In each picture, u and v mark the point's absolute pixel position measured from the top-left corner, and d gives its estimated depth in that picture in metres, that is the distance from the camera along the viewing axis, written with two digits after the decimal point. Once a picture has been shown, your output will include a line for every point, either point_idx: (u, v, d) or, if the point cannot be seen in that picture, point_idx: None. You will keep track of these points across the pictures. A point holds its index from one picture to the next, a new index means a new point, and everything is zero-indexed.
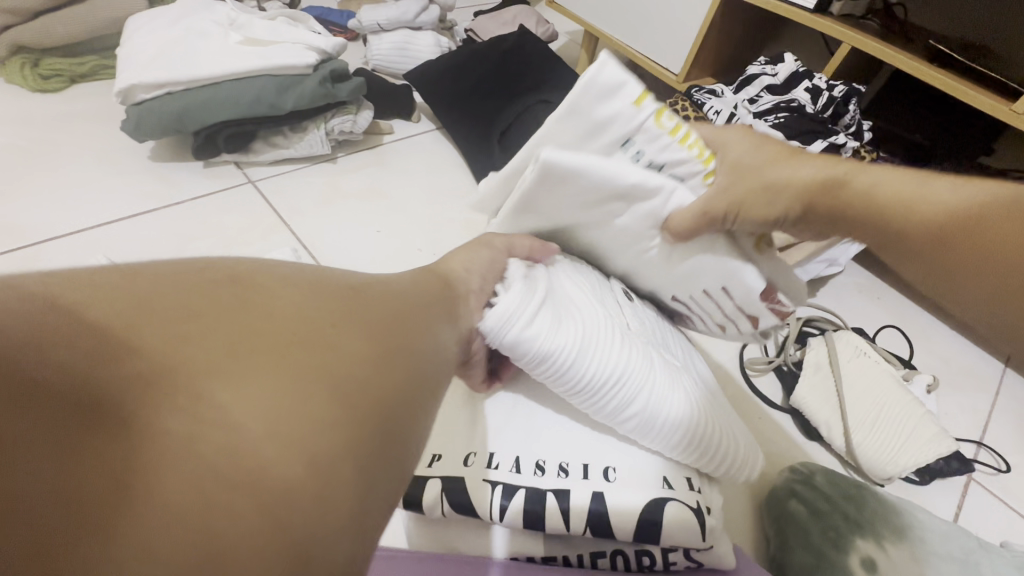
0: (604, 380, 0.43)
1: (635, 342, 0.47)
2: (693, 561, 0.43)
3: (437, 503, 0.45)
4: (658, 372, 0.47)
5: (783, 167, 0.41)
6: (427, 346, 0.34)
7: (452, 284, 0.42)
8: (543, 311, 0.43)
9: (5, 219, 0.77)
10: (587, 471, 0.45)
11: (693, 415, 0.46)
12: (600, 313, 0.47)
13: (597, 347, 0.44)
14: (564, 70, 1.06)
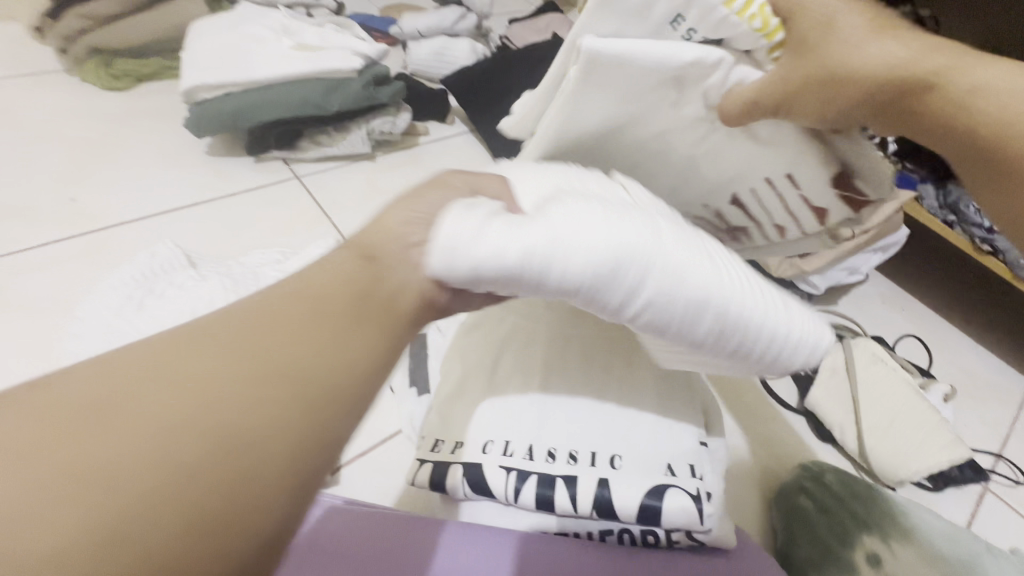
0: (606, 280, 0.31)
1: (649, 218, 0.34)
2: (694, 541, 0.44)
3: (456, 488, 0.47)
4: (674, 249, 0.33)
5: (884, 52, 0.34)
6: (297, 417, 0.26)
7: (379, 280, 0.31)
8: (499, 225, 0.31)
9: (81, 205, 0.85)
10: (595, 459, 0.45)
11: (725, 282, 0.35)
12: (588, 198, 0.33)
13: (597, 238, 0.31)
14: None
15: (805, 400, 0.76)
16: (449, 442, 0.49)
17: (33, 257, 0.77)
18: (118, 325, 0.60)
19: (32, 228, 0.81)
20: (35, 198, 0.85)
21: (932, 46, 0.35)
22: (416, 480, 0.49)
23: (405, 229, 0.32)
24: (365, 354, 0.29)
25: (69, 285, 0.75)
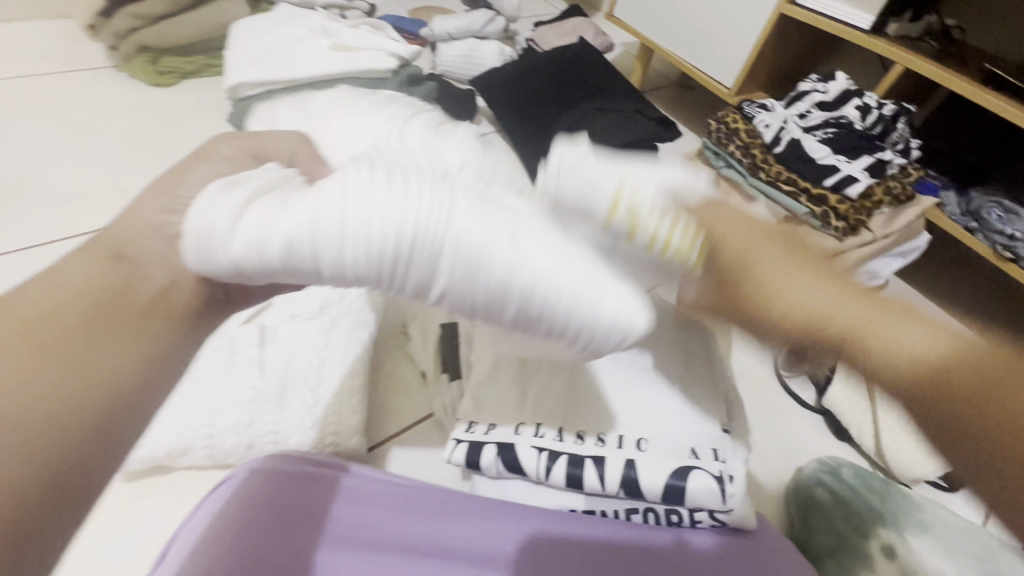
0: (379, 259, 0.31)
1: (442, 194, 0.33)
2: (717, 520, 0.47)
3: (490, 464, 0.49)
4: (467, 229, 0.32)
5: (768, 283, 0.31)
6: (58, 430, 0.27)
7: (131, 286, 0.31)
8: (269, 209, 0.31)
9: (132, 194, 0.90)
10: (621, 441, 0.48)
11: (527, 269, 0.32)
12: (370, 175, 0.32)
13: (357, 220, 0.31)
14: (618, 82, 1.12)
15: (823, 399, 0.78)
16: (480, 423, 0.52)
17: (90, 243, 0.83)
18: None
19: (87, 215, 0.86)
20: (88, 187, 0.90)
21: (841, 291, 0.30)
22: (450, 458, 0.50)
23: (149, 228, 0.32)
24: (134, 366, 0.30)
25: None
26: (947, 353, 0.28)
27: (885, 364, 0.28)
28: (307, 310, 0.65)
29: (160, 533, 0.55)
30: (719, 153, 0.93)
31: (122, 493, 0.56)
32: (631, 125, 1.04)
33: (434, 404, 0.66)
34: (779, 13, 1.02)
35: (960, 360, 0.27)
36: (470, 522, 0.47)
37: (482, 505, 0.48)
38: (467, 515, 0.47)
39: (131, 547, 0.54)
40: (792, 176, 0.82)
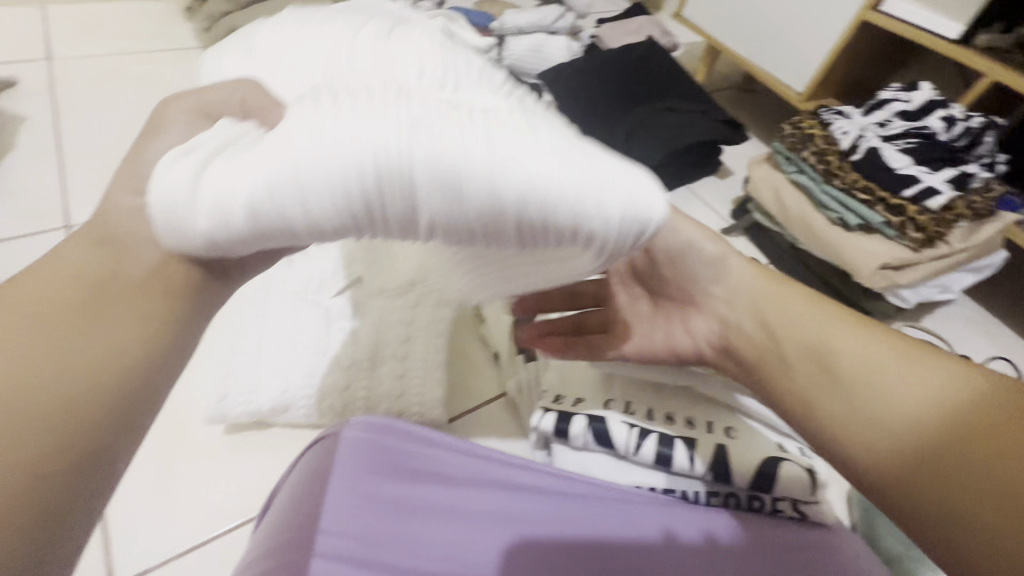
0: (335, 199, 0.29)
1: (383, 109, 0.29)
2: (798, 512, 0.48)
3: (578, 435, 0.53)
4: (431, 141, 0.28)
5: (820, 386, 0.44)
6: (84, 399, 0.29)
7: (123, 266, 0.32)
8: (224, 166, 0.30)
9: None
10: (711, 427, 0.51)
11: (501, 170, 0.29)
12: (316, 105, 0.30)
13: (307, 161, 0.28)
14: (688, 82, 1.12)
15: None
16: (568, 397, 0.56)
17: None
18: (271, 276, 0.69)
19: None
20: None
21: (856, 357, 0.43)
22: (538, 426, 0.55)
23: (128, 210, 0.32)
24: (137, 344, 0.31)
25: None
26: (967, 422, 0.37)
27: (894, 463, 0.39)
28: (395, 287, 0.69)
29: (261, 482, 0.60)
30: (791, 157, 0.92)
31: (226, 443, 0.61)
32: (699, 126, 1.04)
33: (509, 385, 0.69)
34: (860, 20, 1.01)
35: (956, 418, 0.37)
36: (528, 494, 0.49)
37: (547, 477, 0.50)
38: (544, 493, 0.49)
39: (236, 492, 0.59)
40: (868, 184, 0.82)
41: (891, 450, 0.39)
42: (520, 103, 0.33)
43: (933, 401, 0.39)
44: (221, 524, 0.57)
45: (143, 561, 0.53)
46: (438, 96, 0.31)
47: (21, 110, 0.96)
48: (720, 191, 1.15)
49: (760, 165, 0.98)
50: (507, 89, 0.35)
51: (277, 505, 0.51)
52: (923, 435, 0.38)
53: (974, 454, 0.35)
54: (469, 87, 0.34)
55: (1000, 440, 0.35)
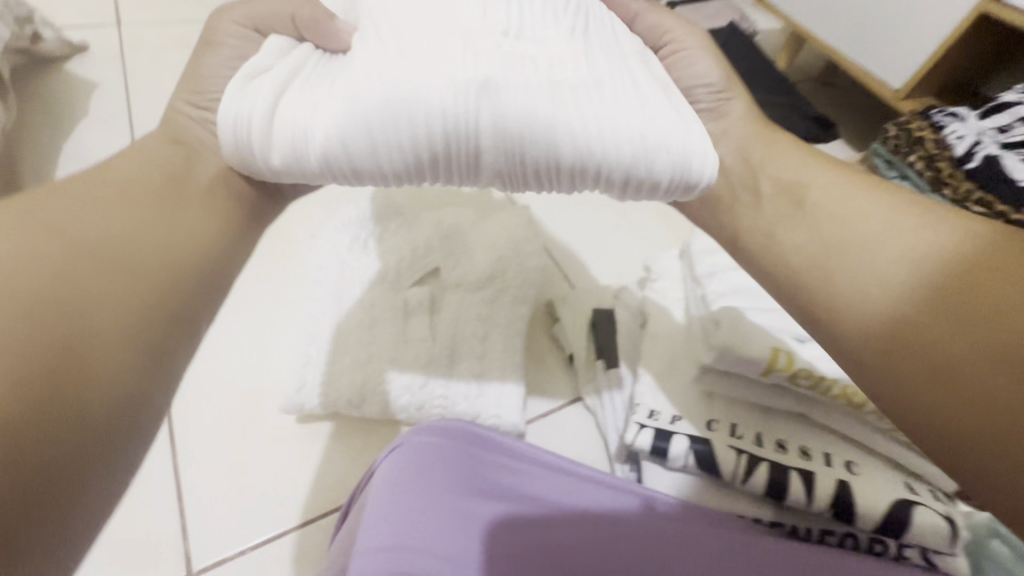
0: (382, 121, 0.31)
1: (460, 61, 0.32)
2: (929, 561, 0.45)
3: (679, 458, 0.49)
4: (498, 94, 0.32)
5: (807, 256, 0.40)
6: (182, 256, 0.36)
7: (194, 169, 0.40)
8: (301, 95, 0.34)
9: None
10: (831, 460, 0.48)
11: (553, 125, 0.32)
12: (379, 48, 0.34)
13: (370, 92, 0.32)
14: (775, 72, 1.05)
15: None
16: (664, 412, 0.53)
17: None
18: (348, 262, 0.66)
19: None
20: None
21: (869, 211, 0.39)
22: (631, 443, 0.51)
23: (191, 120, 0.42)
24: (202, 236, 0.38)
25: None
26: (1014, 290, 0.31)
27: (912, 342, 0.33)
28: (473, 280, 0.65)
29: (333, 477, 0.59)
30: (892, 162, 0.85)
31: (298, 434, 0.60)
32: (787, 122, 0.97)
33: (585, 390, 0.65)
34: (980, 10, 0.91)
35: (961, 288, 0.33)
36: (614, 516, 0.47)
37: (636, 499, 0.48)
38: (639, 518, 0.46)
39: (308, 486, 0.58)
40: (983, 199, 0.73)
41: (887, 312, 0.35)
42: (585, 45, 0.36)
43: (933, 259, 0.35)
44: (294, 518, 0.56)
45: (217, 552, 0.54)
46: (504, 38, 0.34)
47: (93, 75, 0.95)
48: None
49: (853, 166, 0.91)
50: (577, 22, 0.38)
51: (355, 515, 0.48)
52: (918, 298, 0.34)
53: (959, 332, 0.32)
54: (534, 27, 0.36)
55: (1002, 320, 0.31)
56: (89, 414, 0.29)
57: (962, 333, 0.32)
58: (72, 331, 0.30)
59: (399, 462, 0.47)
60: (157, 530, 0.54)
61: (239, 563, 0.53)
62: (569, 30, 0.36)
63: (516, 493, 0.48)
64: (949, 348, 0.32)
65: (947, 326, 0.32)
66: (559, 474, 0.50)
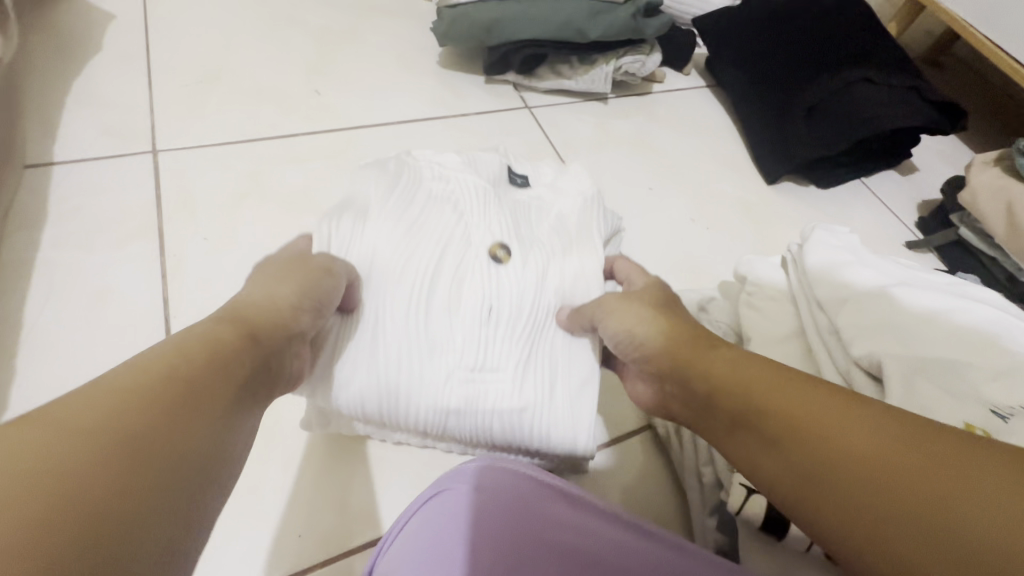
0: (387, 406, 0.45)
1: (443, 393, 0.45)
2: None
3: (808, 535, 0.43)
4: (473, 404, 0.46)
5: (781, 455, 0.34)
6: (221, 445, 0.29)
7: (273, 343, 0.36)
8: (336, 372, 0.45)
9: (325, 99, 0.81)
10: None
11: (504, 424, 0.46)
12: (393, 358, 0.45)
13: (379, 383, 0.45)
14: (892, 47, 0.87)
15: None
16: None
17: (284, 147, 0.75)
18: None
19: (283, 115, 0.78)
20: (284, 85, 0.82)
21: (779, 379, 0.37)
22: (745, 510, 0.44)
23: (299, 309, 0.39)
24: (262, 376, 0.34)
25: (318, 184, 0.72)
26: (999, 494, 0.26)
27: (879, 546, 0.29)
28: None
29: (366, 505, 0.52)
30: None
31: (332, 451, 0.54)
32: (902, 106, 0.80)
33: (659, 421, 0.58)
34: None
35: (875, 450, 0.31)
36: None
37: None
38: None
39: (334, 518, 0.51)
40: None
41: (857, 515, 0.30)
42: (520, 377, 0.46)
43: (844, 433, 0.32)
44: (314, 557, 0.49)
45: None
46: (462, 370, 0.46)
47: (111, 6, 0.84)
48: (902, 191, 0.94)
49: (986, 168, 0.76)
50: (513, 327, 0.47)
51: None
52: (876, 488, 0.30)
53: (917, 503, 0.28)
54: (495, 354, 0.46)
55: (932, 470, 0.28)
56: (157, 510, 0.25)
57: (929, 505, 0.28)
58: (148, 435, 0.26)
59: (438, 521, 0.41)
60: None
61: None
62: (518, 361, 0.47)
63: (577, 568, 0.38)
64: (918, 533, 0.27)
65: (910, 496, 0.28)
66: (629, 550, 0.40)
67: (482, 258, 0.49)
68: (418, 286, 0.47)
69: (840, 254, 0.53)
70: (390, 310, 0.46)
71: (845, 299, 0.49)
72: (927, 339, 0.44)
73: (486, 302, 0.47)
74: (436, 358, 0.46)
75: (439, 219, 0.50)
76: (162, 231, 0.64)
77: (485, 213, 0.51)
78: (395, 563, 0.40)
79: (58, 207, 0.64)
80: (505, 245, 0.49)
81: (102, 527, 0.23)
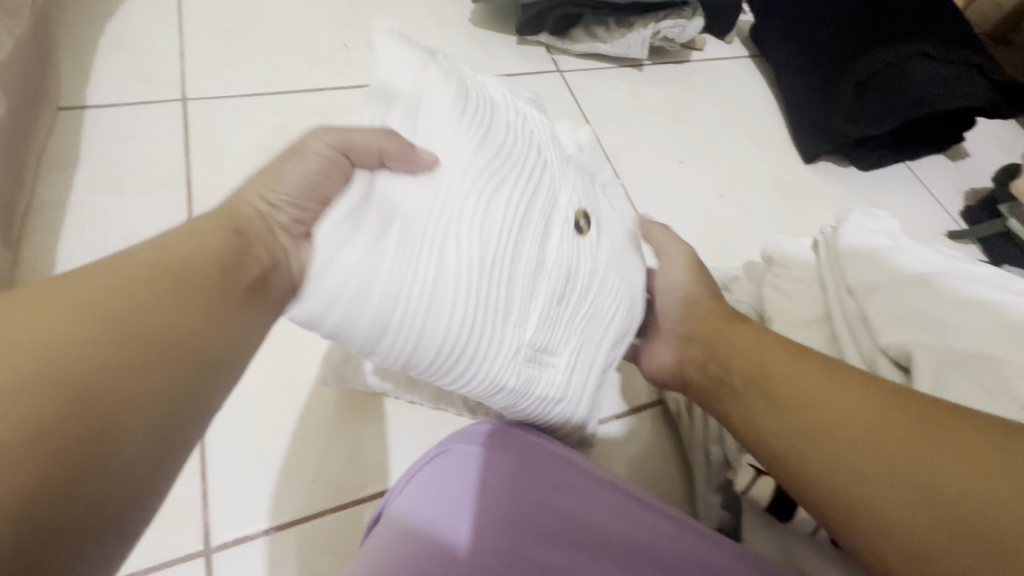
0: (443, 365, 0.36)
1: (502, 368, 0.38)
2: None
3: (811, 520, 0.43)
4: (529, 382, 0.41)
5: (769, 417, 0.39)
6: (212, 355, 0.27)
7: (246, 261, 0.30)
8: (381, 325, 0.32)
9: (353, 54, 0.80)
10: None
11: (546, 401, 0.44)
12: (443, 320, 0.34)
13: (444, 343, 0.35)
14: (956, 18, 0.81)
15: None
16: None
17: (311, 101, 0.74)
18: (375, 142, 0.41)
19: (311, 69, 0.77)
20: (314, 37, 0.80)
21: (786, 358, 0.40)
22: (753, 490, 0.44)
23: (259, 216, 0.33)
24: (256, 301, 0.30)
25: None
26: (961, 462, 0.30)
27: (880, 521, 0.31)
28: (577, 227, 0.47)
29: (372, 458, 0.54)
30: None
31: (349, 402, 0.56)
32: (961, 84, 0.75)
33: (670, 396, 0.58)
34: None
35: (859, 418, 0.34)
36: (691, 566, 0.38)
37: (729, 556, 0.40)
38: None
39: (343, 466, 0.53)
40: None
41: (842, 487, 0.33)
42: (568, 362, 0.44)
43: (833, 401, 0.36)
44: (322, 502, 0.51)
45: (237, 528, 0.49)
46: (523, 347, 0.39)
47: None
48: (949, 177, 0.89)
49: None
50: (574, 310, 0.43)
51: (387, 517, 0.42)
52: (860, 455, 0.33)
53: (897, 457, 0.32)
54: (557, 340, 0.42)
55: (912, 436, 0.32)
56: (85, 469, 0.21)
57: (906, 454, 0.32)
58: (128, 330, 0.24)
59: (443, 477, 0.42)
60: None
61: (260, 546, 0.48)
62: (572, 348, 0.44)
63: (576, 533, 0.39)
64: (894, 486, 0.31)
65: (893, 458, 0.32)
66: (631, 518, 0.41)
67: (566, 225, 0.41)
68: (499, 237, 0.36)
69: (878, 238, 0.50)
70: (446, 256, 0.34)
71: (876, 284, 0.47)
72: (964, 331, 0.42)
73: (567, 272, 0.41)
74: (505, 331, 0.38)
75: (526, 160, 0.40)
76: (188, 180, 0.65)
77: (563, 171, 0.44)
78: (409, 501, 0.41)
79: (89, 150, 0.65)
80: (586, 213, 0.43)
81: (67, 407, 0.21)
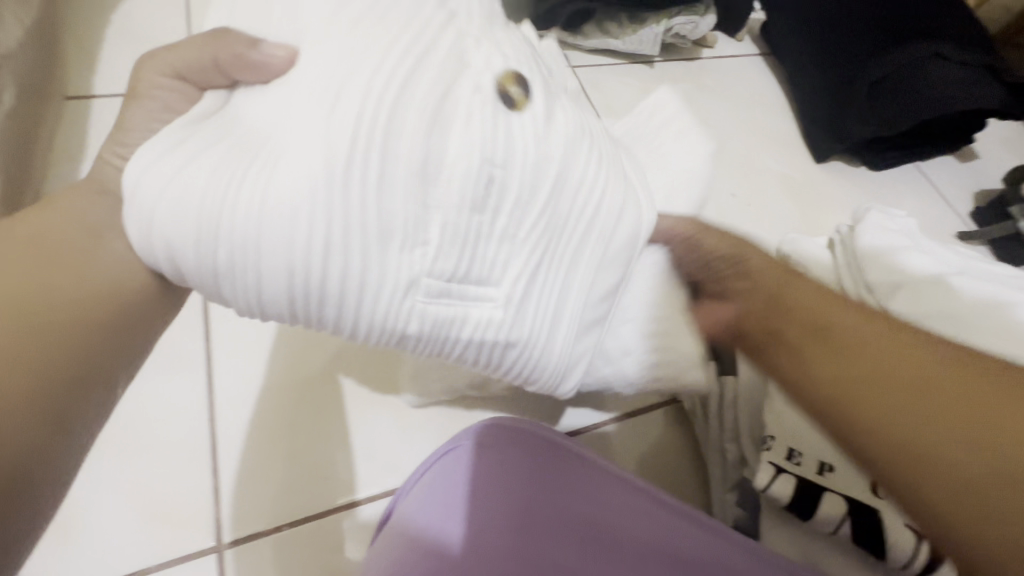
0: (307, 301, 0.30)
1: (394, 303, 0.32)
2: None
3: (909, 550, 0.41)
4: (438, 316, 0.34)
5: (859, 401, 0.33)
6: (130, 323, 0.34)
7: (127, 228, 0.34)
8: (206, 246, 0.28)
9: None
10: None
11: (481, 341, 0.36)
12: (299, 239, 0.29)
13: (295, 272, 0.29)
14: (967, 19, 0.81)
15: None
16: (809, 458, 0.43)
17: None
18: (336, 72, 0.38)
19: None
20: None
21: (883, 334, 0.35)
22: (771, 489, 0.44)
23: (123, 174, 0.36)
24: (144, 279, 0.34)
25: None
26: None
27: (913, 466, 0.30)
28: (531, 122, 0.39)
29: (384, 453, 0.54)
30: None
31: (366, 400, 0.57)
32: (975, 87, 0.74)
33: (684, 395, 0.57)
34: None
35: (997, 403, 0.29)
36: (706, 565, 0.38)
37: (742, 555, 0.39)
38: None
39: (358, 464, 0.54)
40: None
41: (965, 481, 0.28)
42: (510, 291, 0.36)
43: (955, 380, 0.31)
44: (342, 497, 0.52)
45: (252, 524, 0.50)
46: (428, 272, 0.32)
47: None
48: (960, 178, 0.88)
49: None
50: (501, 220, 0.34)
51: (398, 516, 0.43)
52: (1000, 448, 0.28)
53: None
54: (486, 259, 0.35)
55: None
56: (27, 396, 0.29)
57: None
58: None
59: (448, 476, 0.42)
60: (189, 489, 0.51)
61: (277, 539, 0.50)
62: (515, 272, 0.36)
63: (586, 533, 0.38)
64: None
65: None
66: (644, 518, 0.40)
67: (485, 97, 0.32)
68: (364, 129, 0.29)
69: (898, 239, 0.50)
70: (290, 156, 0.29)
71: (898, 284, 0.46)
72: (988, 333, 0.42)
73: (481, 164, 0.31)
74: (390, 256, 0.31)
75: (424, 15, 0.32)
76: None
77: (493, 33, 0.35)
78: (419, 499, 0.43)
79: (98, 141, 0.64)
80: (522, 78, 0.33)
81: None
